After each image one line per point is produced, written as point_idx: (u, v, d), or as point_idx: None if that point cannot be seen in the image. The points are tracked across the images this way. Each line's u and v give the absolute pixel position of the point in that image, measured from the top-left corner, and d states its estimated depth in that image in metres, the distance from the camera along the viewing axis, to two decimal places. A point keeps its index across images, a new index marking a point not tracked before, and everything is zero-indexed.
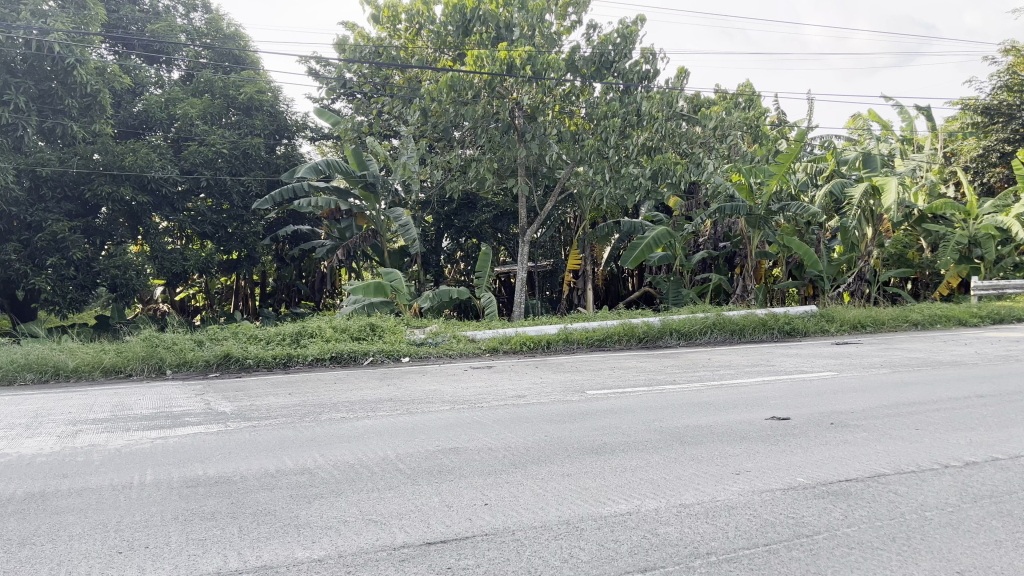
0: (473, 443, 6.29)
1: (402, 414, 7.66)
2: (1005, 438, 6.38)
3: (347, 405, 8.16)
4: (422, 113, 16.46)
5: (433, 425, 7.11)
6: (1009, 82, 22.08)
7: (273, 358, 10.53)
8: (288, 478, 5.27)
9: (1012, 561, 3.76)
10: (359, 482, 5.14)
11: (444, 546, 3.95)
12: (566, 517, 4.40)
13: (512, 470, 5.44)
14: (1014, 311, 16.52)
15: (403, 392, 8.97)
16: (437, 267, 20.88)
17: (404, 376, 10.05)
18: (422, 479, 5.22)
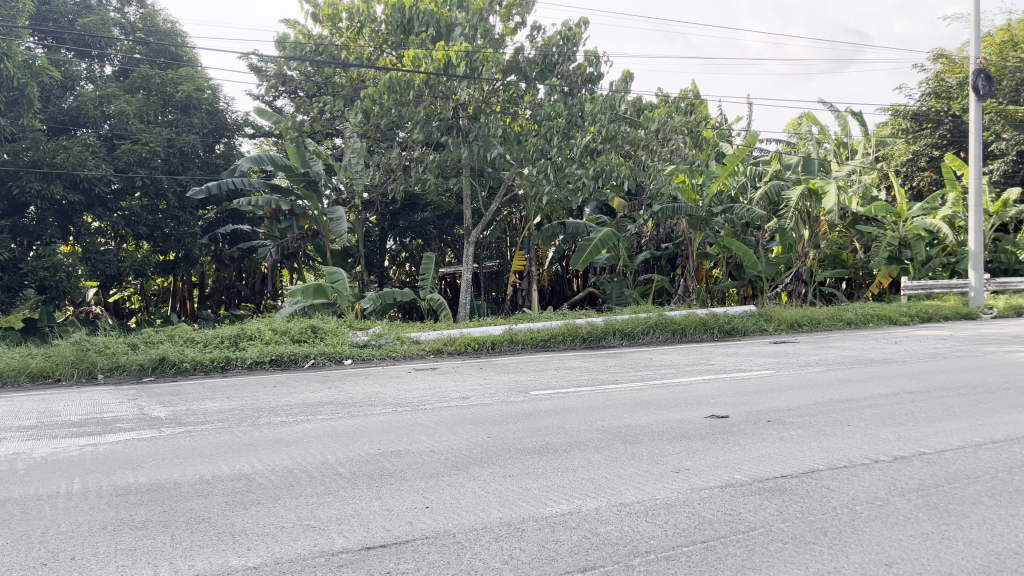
0: (415, 446, 6.23)
1: (344, 417, 7.55)
2: (932, 433, 6.58)
3: (286, 409, 8.00)
4: (364, 114, 16.34)
5: (375, 428, 7.02)
6: (936, 89, 23.54)
7: (211, 362, 10.27)
8: (224, 484, 5.13)
9: (938, 553, 3.86)
10: (297, 488, 5.04)
11: (383, 550, 3.89)
12: (508, 518, 4.38)
13: (453, 472, 5.40)
14: (942, 309, 17.09)
15: (345, 395, 8.83)
16: (381, 268, 20.70)
17: (346, 378, 9.91)
18: (362, 483, 5.14)
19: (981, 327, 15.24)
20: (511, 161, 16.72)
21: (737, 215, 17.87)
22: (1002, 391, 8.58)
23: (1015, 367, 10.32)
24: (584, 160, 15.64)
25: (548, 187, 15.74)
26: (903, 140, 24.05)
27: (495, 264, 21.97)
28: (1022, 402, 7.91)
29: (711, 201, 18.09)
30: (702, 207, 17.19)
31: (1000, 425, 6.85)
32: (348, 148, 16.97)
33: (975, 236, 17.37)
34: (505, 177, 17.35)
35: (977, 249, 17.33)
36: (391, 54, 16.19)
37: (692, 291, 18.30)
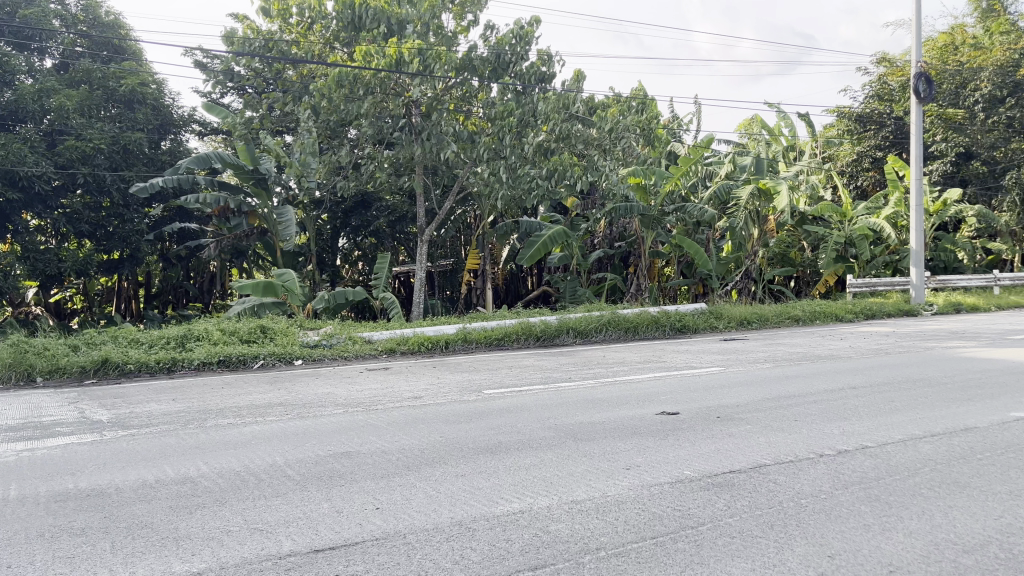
0: (365, 447, 6.13)
1: (293, 418, 7.41)
2: (875, 427, 6.71)
3: (234, 411, 7.82)
4: (313, 111, 16.12)
5: (325, 429, 6.90)
6: (879, 91, 24.10)
7: (156, 364, 10.01)
8: (168, 488, 4.98)
9: (879, 544, 3.92)
10: (244, 490, 4.91)
11: (332, 553, 3.81)
12: (459, 518, 4.33)
13: (404, 472, 5.33)
14: (885, 306, 17.56)
15: (295, 396, 8.67)
16: (334, 267, 20.42)
17: (295, 379, 9.73)
18: (310, 485, 5.03)
19: (921, 324, 15.67)
20: (464, 160, 16.54)
21: (689, 214, 17.97)
22: (942, 385, 8.81)
23: (953, 362, 10.60)
24: (537, 159, 15.59)
25: (501, 187, 15.62)
26: (848, 141, 24.57)
27: (449, 263, 21.82)
28: (961, 395, 8.13)
29: (663, 200, 18.20)
30: (655, 207, 17.36)
31: (940, 418, 7.02)
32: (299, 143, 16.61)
33: (916, 234, 17.83)
34: (459, 176, 17.23)
35: (918, 248, 17.80)
36: (342, 51, 15.98)
37: (645, 290, 18.43)
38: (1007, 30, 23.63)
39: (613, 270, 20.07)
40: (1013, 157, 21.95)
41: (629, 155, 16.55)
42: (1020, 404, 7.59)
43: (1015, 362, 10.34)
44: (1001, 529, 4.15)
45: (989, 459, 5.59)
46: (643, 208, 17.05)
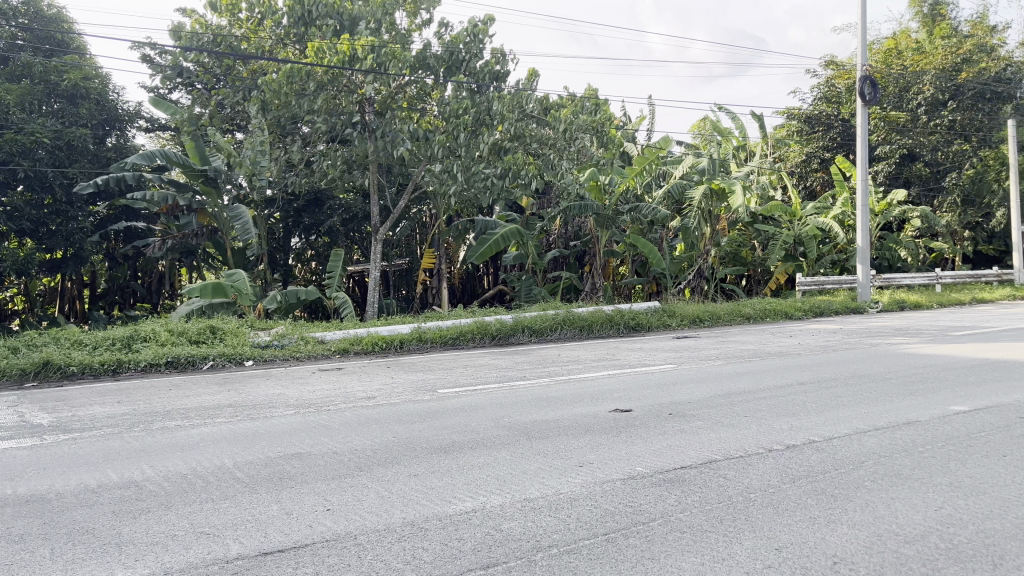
0: (317, 448, 6.03)
1: (242, 420, 7.25)
2: (822, 421, 6.83)
3: (181, 413, 7.63)
4: (264, 107, 15.84)
5: (276, 430, 6.77)
6: (827, 94, 24.55)
7: (101, 365, 9.73)
8: (111, 493, 4.83)
9: (825, 536, 3.97)
10: (191, 494, 4.78)
11: (281, 555, 3.73)
12: (410, 518, 4.27)
13: (356, 473, 5.24)
14: (833, 304, 17.93)
15: (246, 397, 8.49)
16: (286, 266, 19.95)
17: (246, 380, 9.54)
18: (260, 488, 4.91)
19: (866, 321, 16.02)
20: (418, 158, 16.39)
21: (642, 214, 18.08)
22: (886, 380, 9.02)
23: (897, 358, 10.86)
24: (492, 159, 15.53)
25: (454, 185, 15.46)
26: (797, 143, 24.98)
27: (404, 262, 21.58)
28: (904, 390, 8.32)
29: (618, 199, 18.27)
30: (609, 206, 17.45)
31: (883, 413, 7.16)
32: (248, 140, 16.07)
33: (862, 233, 18.24)
34: (414, 175, 17.05)
35: (863, 246, 18.19)
36: (295, 48, 15.79)
37: (600, 288, 18.52)
38: (948, 35, 24.26)
39: (568, 269, 20.02)
40: (954, 159, 22.65)
41: (584, 155, 16.63)
42: (960, 398, 7.79)
43: (955, 357, 10.62)
44: (941, 519, 4.22)
45: (930, 452, 5.70)
46: (598, 208, 17.18)
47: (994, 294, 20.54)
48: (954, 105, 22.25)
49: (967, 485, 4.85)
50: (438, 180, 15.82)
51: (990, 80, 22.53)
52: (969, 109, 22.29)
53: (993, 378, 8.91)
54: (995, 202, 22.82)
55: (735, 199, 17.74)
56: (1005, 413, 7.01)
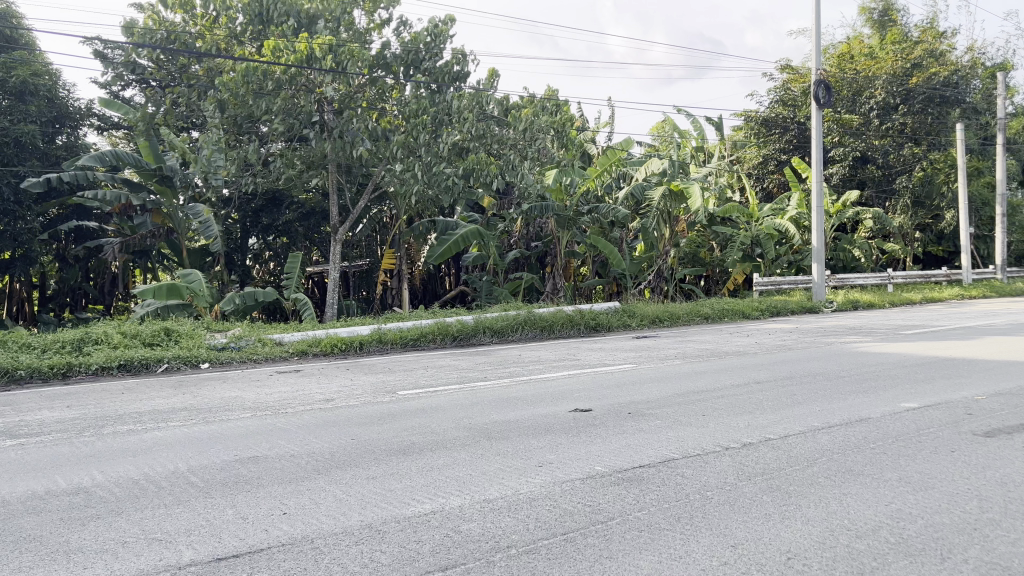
0: (274, 451, 5.93)
1: (197, 423, 7.11)
2: (777, 419, 6.93)
3: (134, 417, 7.44)
4: (221, 106, 15.58)
5: (232, 433, 6.64)
6: (783, 97, 24.92)
7: (50, 369, 9.47)
8: (59, 500, 4.68)
9: (779, 532, 4.01)
10: (143, 499, 4.66)
11: (235, 561, 3.65)
12: (368, 521, 4.21)
13: (313, 476, 5.17)
14: (789, 304, 18.17)
15: (200, 400, 8.32)
16: (243, 267, 19.36)
17: (201, 383, 9.35)
18: (215, 492, 4.82)
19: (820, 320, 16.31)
20: (377, 158, 16.26)
21: (603, 215, 18.20)
22: (840, 378, 9.18)
23: (850, 356, 11.07)
24: (452, 159, 15.51)
25: (416, 185, 15.28)
26: (753, 144, 25.32)
27: (364, 263, 21.36)
28: (856, 388, 8.47)
29: (579, 201, 18.35)
30: (571, 207, 17.50)
31: (837, 410, 7.28)
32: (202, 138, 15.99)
33: (817, 234, 18.53)
34: (374, 174, 16.86)
35: (818, 247, 18.50)
36: (252, 47, 15.57)
37: (561, 289, 18.58)
38: (898, 40, 24.76)
39: (529, 269, 20.00)
40: (905, 162, 23.16)
41: (545, 156, 16.65)
42: (910, 395, 7.95)
43: (906, 356, 10.85)
44: (892, 514, 4.29)
45: (881, 448, 5.81)
46: (559, 209, 17.26)
47: (943, 294, 21.07)
48: (905, 109, 22.90)
49: (916, 480, 4.93)
50: (399, 180, 15.69)
51: (940, 84, 23.02)
52: (920, 114, 22.95)
53: (942, 375, 9.12)
54: (944, 204, 23.41)
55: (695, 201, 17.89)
56: (953, 409, 7.17)
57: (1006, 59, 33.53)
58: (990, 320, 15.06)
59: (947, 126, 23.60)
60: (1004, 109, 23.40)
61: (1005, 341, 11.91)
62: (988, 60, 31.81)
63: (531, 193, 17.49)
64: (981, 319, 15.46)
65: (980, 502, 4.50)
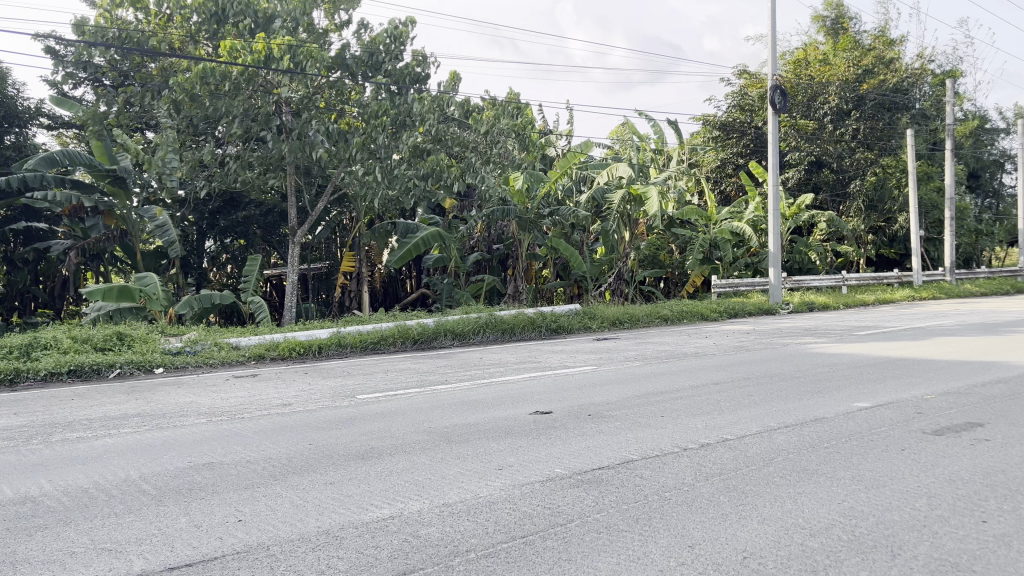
0: (230, 457, 5.82)
1: (150, 430, 6.95)
2: (734, 420, 7.00)
3: (84, 423, 7.25)
4: (175, 106, 15.28)
5: (187, 440, 6.50)
6: (740, 102, 25.25)
7: None
8: (5, 510, 4.53)
9: (736, 532, 4.04)
10: (93, 508, 4.54)
11: (188, 570, 3.56)
12: (326, 527, 4.15)
13: (270, 482, 5.08)
14: (747, 306, 18.40)
15: (155, 406, 8.13)
16: (199, 270, 18.99)
17: (155, 389, 9.15)
18: (168, 499, 4.70)
19: (777, 322, 16.53)
20: (336, 160, 16.04)
21: (564, 218, 18.17)
22: (795, 379, 9.31)
23: (806, 357, 11.25)
24: (412, 160, 15.40)
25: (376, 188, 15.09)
26: (711, 148, 25.62)
27: (324, 265, 21.13)
28: (811, 388, 8.59)
29: (539, 204, 18.32)
30: (532, 209, 17.52)
31: (792, 410, 7.38)
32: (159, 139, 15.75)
33: (774, 237, 18.80)
34: (333, 176, 16.62)
35: (775, 250, 18.76)
36: (208, 47, 15.28)
37: (522, 291, 18.58)
38: (851, 47, 25.25)
39: (491, 272, 19.91)
40: (858, 166, 23.60)
41: (507, 159, 16.61)
42: (863, 394, 8.09)
43: (859, 356, 11.06)
44: (844, 512, 4.36)
45: (834, 447, 5.89)
46: (520, 212, 17.25)
47: (894, 296, 21.53)
48: (857, 114, 23.34)
49: (868, 479, 5.02)
50: (359, 183, 15.52)
51: (889, 91, 23.64)
52: (871, 119, 23.46)
53: (893, 375, 9.30)
54: (896, 208, 23.91)
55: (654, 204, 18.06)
56: (903, 408, 7.32)
57: (955, 67, 34.39)
58: (938, 321, 15.42)
59: (897, 132, 24.14)
60: (951, 116, 24.03)
61: (953, 341, 12.20)
62: (936, 67, 32.64)
63: (492, 196, 17.44)
64: (930, 320, 15.82)
65: (929, 499, 4.59)
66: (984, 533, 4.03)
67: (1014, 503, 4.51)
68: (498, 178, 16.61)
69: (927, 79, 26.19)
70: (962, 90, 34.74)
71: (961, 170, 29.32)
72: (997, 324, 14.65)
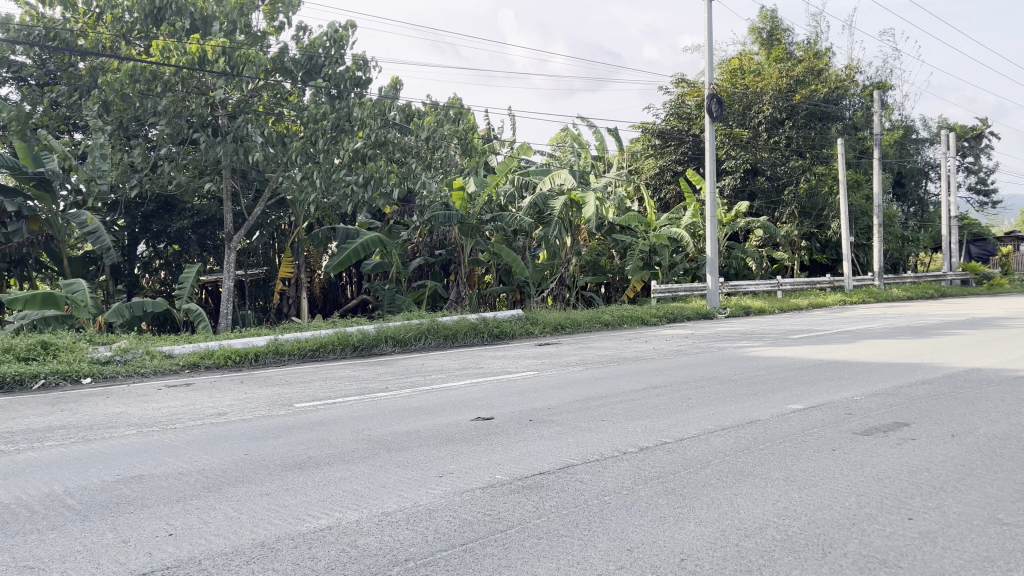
0: (160, 469, 5.60)
1: (77, 442, 6.66)
2: (673, 423, 7.06)
3: (4, 437, 6.91)
4: (104, 106, 14.72)
5: (115, 452, 6.24)
6: (677, 109, 25.65)
7: None
8: None
9: (675, 534, 4.05)
10: (12, 526, 4.31)
11: None
12: (260, 539, 4.02)
13: (203, 494, 4.90)
14: (685, 310, 18.67)
15: (81, 417, 7.80)
16: (130, 277, 18.37)
17: (83, 399, 8.79)
18: (93, 514, 4.49)
19: (715, 326, 16.80)
20: (274, 165, 15.65)
21: (506, 223, 18.06)
22: (731, 382, 9.46)
23: (743, 360, 11.44)
24: (352, 165, 15.16)
25: (314, 192, 14.86)
26: (651, 156, 25.95)
27: (261, 271, 20.68)
28: (747, 391, 8.73)
29: (481, 209, 18.22)
30: (473, 215, 17.43)
31: (729, 413, 7.48)
32: (89, 142, 14.87)
33: (712, 242, 19.11)
34: (271, 182, 16.24)
35: (713, 255, 19.06)
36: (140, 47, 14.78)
37: (465, 297, 18.48)
38: (783, 58, 25.91)
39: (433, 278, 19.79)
40: (791, 173, 24.17)
41: (448, 164, 16.51)
42: (796, 396, 8.26)
43: (794, 359, 11.31)
44: (779, 512, 4.41)
45: (769, 449, 5.98)
46: (461, 216, 17.15)
47: (826, 300, 22.09)
48: (790, 123, 24.04)
49: (801, 479, 5.10)
50: (296, 188, 15.20)
51: (820, 102, 24.32)
52: (803, 128, 24.16)
53: (824, 378, 9.53)
54: (828, 214, 24.58)
55: (595, 210, 18.23)
56: (835, 409, 7.49)
57: (884, 79, 35.60)
58: (868, 325, 15.92)
59: (829, 142, 24.83)
60: (879, 125, 24.84)
61: (881, 345, 12.57)
62: (864, 78, 33.76)
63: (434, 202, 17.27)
64: (860, 323, 16.29)
65: (858, 498, 4.69)
66: (910, 530, 4.13)
67: (938, 500, 4.64)
68: (439, 183, 16.43)
69: (856, 91, 27.06)
70: (888, 102, 36.04)
71: (888, 178, 30.37)
72: (922, 327, 15.16)
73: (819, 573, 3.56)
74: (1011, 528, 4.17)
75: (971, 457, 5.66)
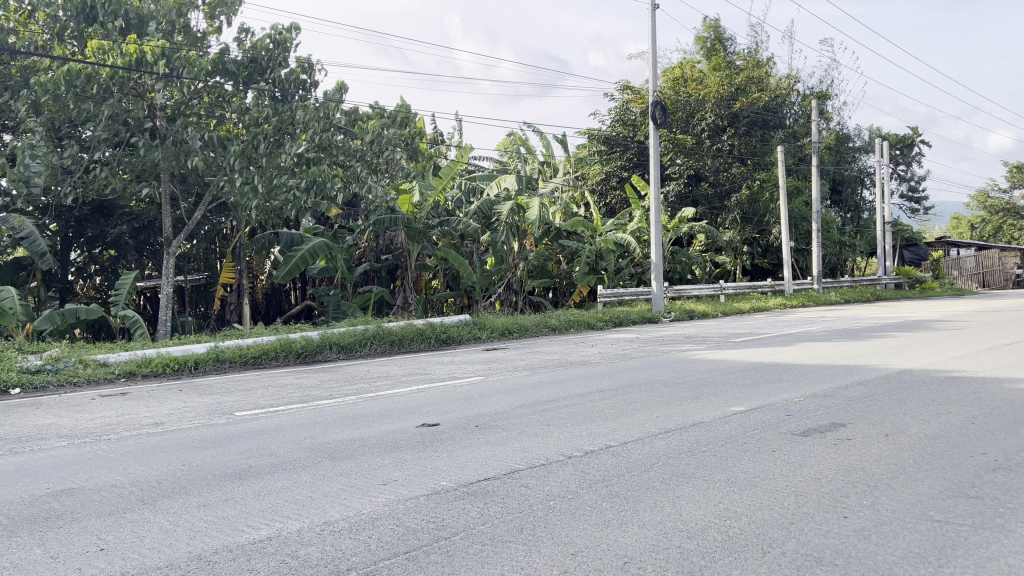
0: (92, 482, 5.34)
1: (3, 455, 6.33)
2: (618, 427, 7.05)
3: None
4: (34, 107, 14.11)
5: (44, 465, 5.95)
6: (623, 116, 25.79)
7: None
8: None
9: (621, 537, 4.01)
10: None
11: None
12: (197, 551, 3.85)
13: (137, 507, 4.68)
14: (631, 314, 18.79)
15: (8, 429, 7.43)
16: (63, 283, 17.68)
17: (11, 410, 8.38)
18: (19, 530, 4.25)
19: (660, 329, 16.92)
20: (214, 168, 15.20)
21: (452, 228, 17.85)
22: (676, 385, 9.51)
23: (687, 363, 11.53)
24: (296, 169, 14.81)
25: (255, 199, 14.43)
26: (597, 161, 26.10)
27: (201, 277, 20.15)
28: (691, 394, 8.78)
29: (428, 214, 18.02)
30: (419, 219, 17.24)
31: (674, 416, 7.51)
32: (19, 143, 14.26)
33: (656, 247, 19.25)
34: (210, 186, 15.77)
35: (658, 260, 19.20)
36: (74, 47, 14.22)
37: (411, 303, 18.27)
38: (724, 67, 26.32)
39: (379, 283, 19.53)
40: (734, 180, 24.57)
41: (393, 169, 16.36)
42: (739, 398, 8.34)
43: (738, 362, 11.43)
44: (722, 514, 4.41)
45: (712, 451, 6.00)
46: (408, 220, 16.90)
47: (768, 304, 22.48)
48: (732, 131, 24.41)
49: (743, 480, 5.12)
50: (237, 193, 14.74)
51: (761, 110, 24.77)
52: (745, 136, 24.54)
53: (766, 379, 9.65)
54: (769, 220, 25.02)
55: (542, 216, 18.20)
56: (776, 411, 7.58)
57: (822, 89, 36.47)
58: (807, 327, 16.24)
59: (770, 149, 25.30)
60: (817, 133, 25.41)
61: (820, 347, 12.82)
62: (803, 88, 34.55)
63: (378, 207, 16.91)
64: (800, 326, 16.60)
65: (798, 497, 4.72)
66: (847, 528, 4.16)
67: (872, 498, 4.70)
68: (385, 187, 16.13)
69: (796, 101, 27.64)
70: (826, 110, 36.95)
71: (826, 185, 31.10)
72: (858, 329, 15.50)
73: (760, 572, 3.56)
74: (943, 525, 4.23)
75: (904, 456, 5.76)
